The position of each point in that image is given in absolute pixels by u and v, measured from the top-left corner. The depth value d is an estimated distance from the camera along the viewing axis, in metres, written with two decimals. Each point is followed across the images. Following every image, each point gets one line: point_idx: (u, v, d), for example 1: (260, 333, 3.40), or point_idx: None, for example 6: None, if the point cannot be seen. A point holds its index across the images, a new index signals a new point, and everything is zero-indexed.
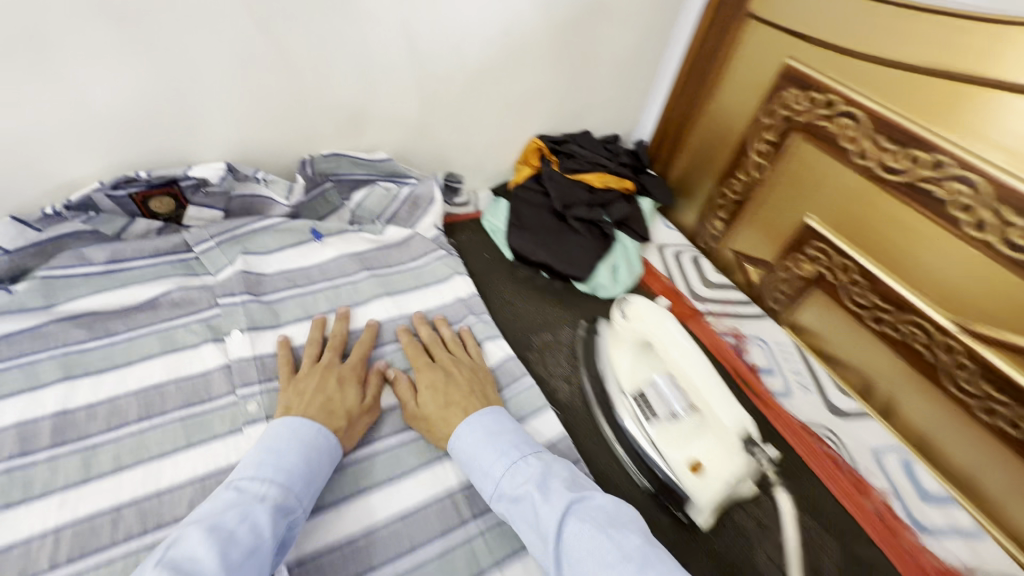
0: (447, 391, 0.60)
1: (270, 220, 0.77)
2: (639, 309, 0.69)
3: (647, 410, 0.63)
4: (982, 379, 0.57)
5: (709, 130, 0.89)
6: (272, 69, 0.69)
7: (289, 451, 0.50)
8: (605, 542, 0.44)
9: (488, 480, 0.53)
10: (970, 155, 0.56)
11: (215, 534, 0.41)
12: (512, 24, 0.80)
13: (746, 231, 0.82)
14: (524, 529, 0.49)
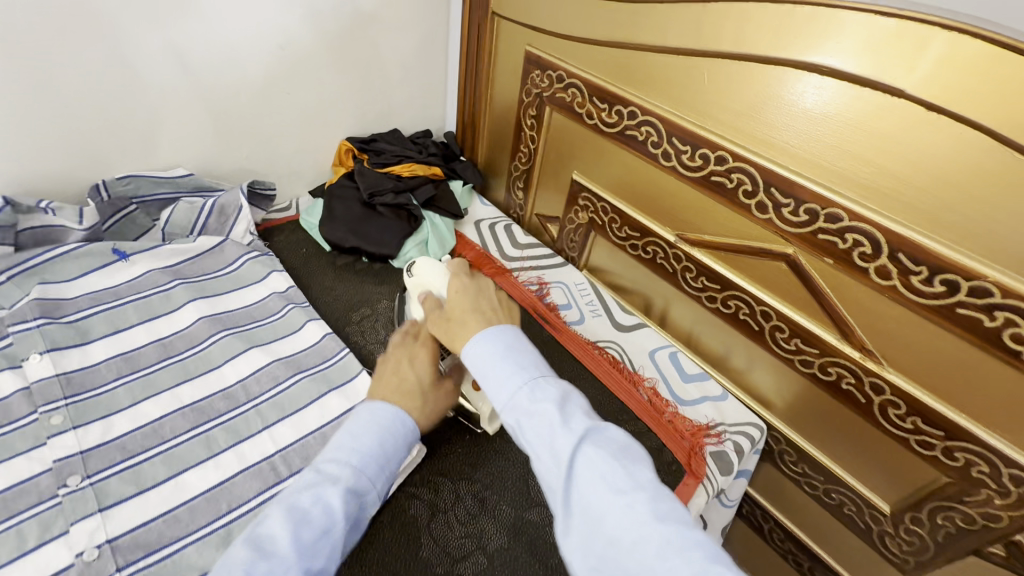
0: (474, 300, 0.57)
1: (66, 247, 0.73)
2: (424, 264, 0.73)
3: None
4: (701, 275, 0.78)
5: (493, 114, 1.03)
6: (34, 100, 0.68)
7: (366, 434, 0.49)
8: (616, 468, 0.41)
9: (502, 392, 0.47)
10: (650, 105, 0.74)
11: (292, 513, 0.42)
12: (284, 38, 0.83)
13: (540, 197, 1.01)
14: (538, 448, 0.43)
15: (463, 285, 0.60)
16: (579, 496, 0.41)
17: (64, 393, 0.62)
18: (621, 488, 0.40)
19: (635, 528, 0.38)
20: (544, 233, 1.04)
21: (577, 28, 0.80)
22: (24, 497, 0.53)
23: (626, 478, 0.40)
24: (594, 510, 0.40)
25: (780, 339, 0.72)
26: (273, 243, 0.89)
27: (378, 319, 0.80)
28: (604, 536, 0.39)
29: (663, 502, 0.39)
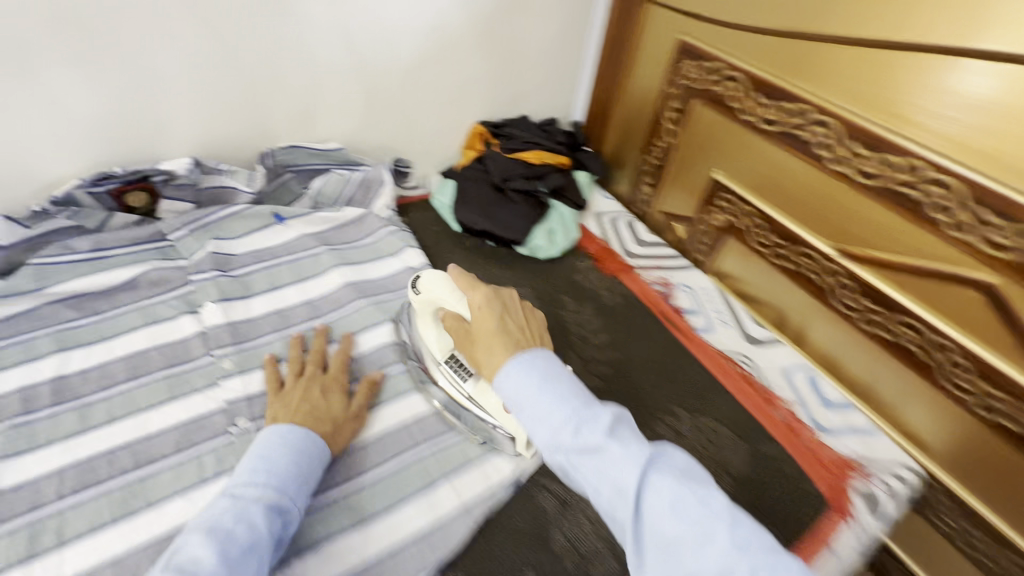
0: (498, 321, 0.53)
1: (235, 207, 0.79)
2: (428, 279, 0.64)
3: (463, 372, 0.64)
4: (860, 294, 0.70)
5: (628, 105, 0.99)
6: (223, 72, 0.73)
7: (278, 454, 0.52)
8: (688, 497, 0.39)
9: (544, 427, 0.45)
10: (828, 104, 0.67)
11: (213, 534, 0.44)
12: (439, 21, 0.83)
13: (668, 195, 0.96)
14: (595, 483, 0.42)
15: (480, 301, 0.56)
16: (651, 534, 0.40)
17: (232, 340, 0.67)
18: (694, 517, 0.38)
19: (716, 564, 0.36)
20: (667, 232, 0.98)
21: (748, 18, 0.75)
22: (201, 432, 0.59)
23: (699, 505, 0.39)
24: (669, 546, 0.38)
25: (954, 376, 0.64)
26: (407, 219, 0.92)
27: None
28: (683, 570, 0.37)
29: (742, 530, 0.38)
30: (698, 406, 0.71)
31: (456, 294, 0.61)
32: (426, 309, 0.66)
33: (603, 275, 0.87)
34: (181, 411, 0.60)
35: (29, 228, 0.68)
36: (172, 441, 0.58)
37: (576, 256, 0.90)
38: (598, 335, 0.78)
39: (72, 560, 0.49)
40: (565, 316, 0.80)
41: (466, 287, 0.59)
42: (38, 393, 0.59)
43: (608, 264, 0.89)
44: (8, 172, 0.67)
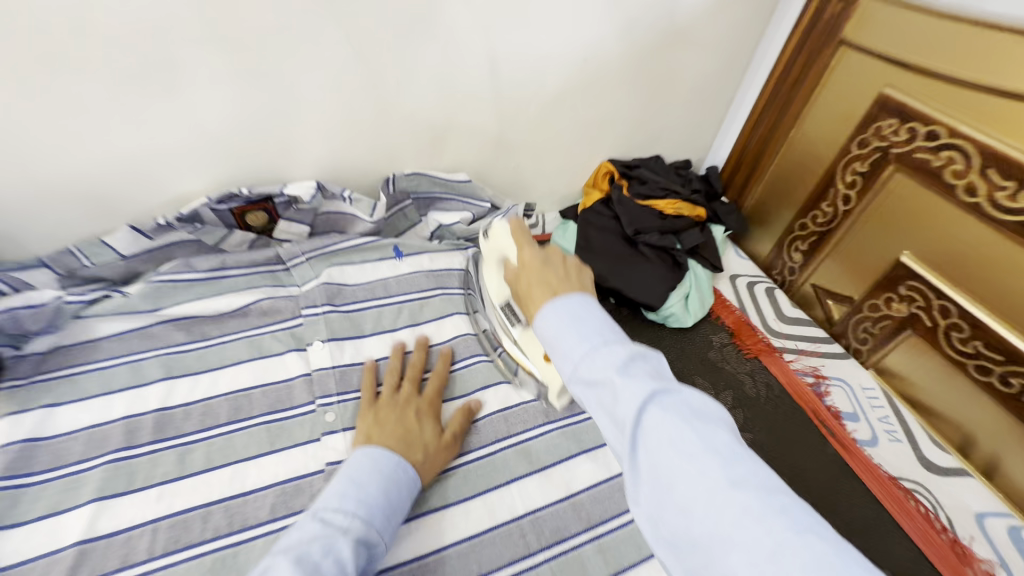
0: (542, 269, 0.47)
1: (354, 238, 0.75)
2: (500, 229, 0.71)
3: (513, 320, 0.69)
4: None
5: (790, 158, 0.85)
6: (363, 94, 0.66)
7: (370, 482, 0.46)
8: (691, 438, 0.32)
9: (564, 362, 0.39)
10: None
11: (302, 565, 0.37)
12: (592, 51, 0.74)
13: (826, 267, 0.81)
14: (597, 415, 0.36)
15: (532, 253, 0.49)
16: (647, 465, 0.33)
17: (337, 389, 0.61)
18: (692, 455, 0.31)
19: (711, 511, 0.29)
20: (816, 308, 0.84)
21: (985, 73, 0.58)
22: (299, 497, 0.53)
23: (700, 446, 0.31)
24: (661, 484, 0.32)
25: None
26: None
27: None
28: (674, 503, 0.31)
29: (739, 465, 0.31)
30: (860, 542, 0.59)
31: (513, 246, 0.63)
32: (493, 254, 0.71)
33: (743, 356, 0.75)
34: (280, 467, 0.55)
35: (150, 240, 0.65)
36: (268, 504, 0.53)
37: (711, 327, 0.78)
38: (740, 435, 0.66)
39: None
40: None
41: (520, 243, 0.51)
42: (139, 424, 0.56)
43: (749, 342, 0.76)
44: (140, 182, 0.64)
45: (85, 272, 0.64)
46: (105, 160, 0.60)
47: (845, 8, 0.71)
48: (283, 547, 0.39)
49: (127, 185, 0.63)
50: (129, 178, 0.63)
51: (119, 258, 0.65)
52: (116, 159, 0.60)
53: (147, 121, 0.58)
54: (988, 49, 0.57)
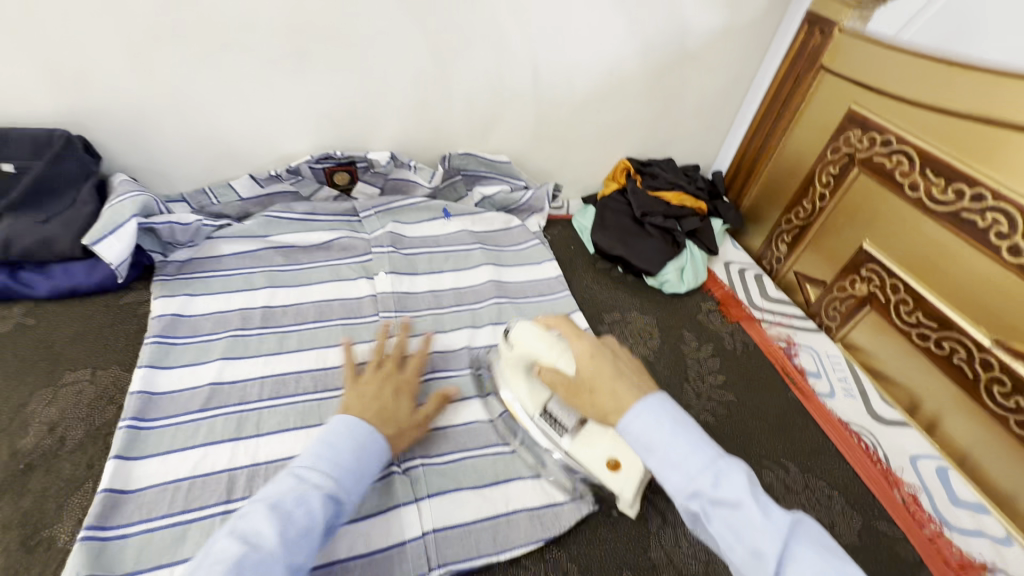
0: (613, 362, 0.55)
1: (414, 199, 0.94)
2: (523, 332, 0.64)
3: (558, 428, 0.63)
4: (1016, 394, 0.65)
5: (779, 164, 1.00)
6: (434, 87, 0.86)
7: (346, 448, 0.52)
8: (829, 571, 0.39)
9: (677, 474, 0.46)
10: (1006, 191, 0.64)
11: (276, 511, 0.45)
12: (617, 65, 0.92)
13: (805, 256, 0.95)
14: (728, 537, 0.43)
15: (589, 347, 0.57)
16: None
17: (395, 307, 0.79)
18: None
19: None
20: (797, 292, 0.98)
21: (923, 94, 0.73)
22: None
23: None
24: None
25: (998, 394, 0.67)
26: (548, 234, 1.00)
27: (627, 328, 0.84)
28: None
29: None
30: (810, 463, 0.70)
31: (557, 348, 0.61)
32: (519, 365, 0.65)
33: (725, 320, 0.88)
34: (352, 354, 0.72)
35: (262, 185, 0.85)
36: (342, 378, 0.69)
37: (701, 297, 0.92)
38: (715, 375, 0.79)
39: (266, 449, 0.60)
40: (683, 350, 0.82)
41: (568, 334, 0.60)
42: (251, 314, 0.74)
43: (732, 310, 0.90)
44: (262, 141, 0.84)
45: (212, 209, 0.84)
46: (242, 122, 0.80)
47: (824, 41, 0.87)
48: (262, 496, 0.47)
49: (252, 142, 0.83)
50: (255, 137, 0.83)
51: (238, 198, 0.85)
52: (249, 121, 0.81)
53: (276, 93, 0.79)
54: (925, 75, 0.73)
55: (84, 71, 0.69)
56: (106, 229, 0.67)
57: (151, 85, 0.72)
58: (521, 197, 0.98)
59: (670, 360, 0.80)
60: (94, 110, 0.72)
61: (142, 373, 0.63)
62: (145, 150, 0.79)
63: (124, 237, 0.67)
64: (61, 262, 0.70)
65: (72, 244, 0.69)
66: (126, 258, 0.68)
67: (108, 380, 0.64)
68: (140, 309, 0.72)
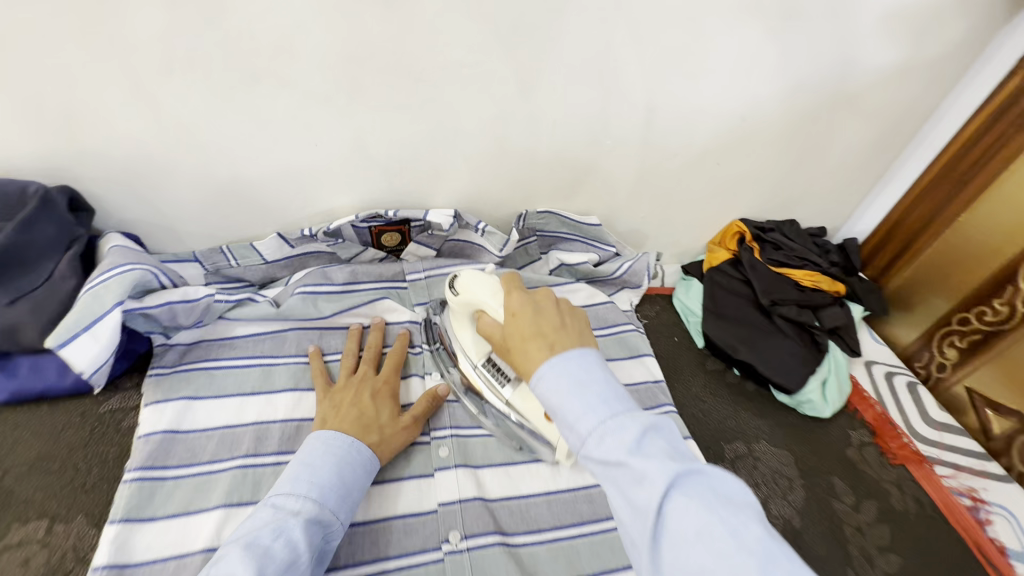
0: (535, 318, 0.45)
1: (478, 266, 0.73)
2: (468, 280, 0.56)
3: (501, 377, 0.58)
4: None
5: (956, 244, 0.77)
6: (518, 131, 0.66)
7: (323, 466, 0.48)
8: (715, 523, 0.32)
9: (571, 431, 0.38)
10: None
11: (251, 551, 0.39)
12: (752, 109, 0.70)
13: (991, 371, 0.72)
14: (617, 500, 0.35)
15: (520, 301, 0.47)
16: (673, 553, 0.32)
17: (450, 423, 0.61)
18: (723, 551, 0.31)
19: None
20: (970, 414, 0.74)
21: None
22: (412, 538, 0.52)
23: (729, 538, 0.31)
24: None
25: None
26: (642, 315, 0.79)
27: (759, 469, 0.63)
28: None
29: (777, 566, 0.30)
30: None
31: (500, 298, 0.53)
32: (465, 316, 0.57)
33: (887, 461, 0.66)
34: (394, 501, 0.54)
35: (292, 248, 0.67)
36: (383, 540, 0.51)
37: (848, 421, 0.70)
38: (888, 557, 0.57)
39: None
40: (837, 509, 0.60)
41: (505, 290, 0.50)
42: (265, 432, 0.56)
43: (893, 445, 0.67)
44: (297, 195, 0.66)
45: (230, 271, 0.66)
46: (273, 170, 0.63)
47: None
48: (237, 533, 0.42)
49: (284, 196, 0.66)
50: (288, 189, 0.65)
51: (261, 262, 0.67)
52: (282, 170, 0.63)
53: (319, 137, 0.61)
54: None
55: (71, 107, 0.51)
56: (79, 322, 0.50)
57: (160, 126, 0.55)
58: (614, 267, 0.77)
59: (822, 526, 0.59)
60: (85, 154, 0.55)
61: (114, 536, 0.46)
62: (151, 202, 0.62)
63: (101, 334, 0.51)
64: (27, 356, 0.53)
65: (42, 334, 0.52)
66: (104, 361, 0.52)
67: (67, 541, 0.46)
68: (125, 421, 0.55)
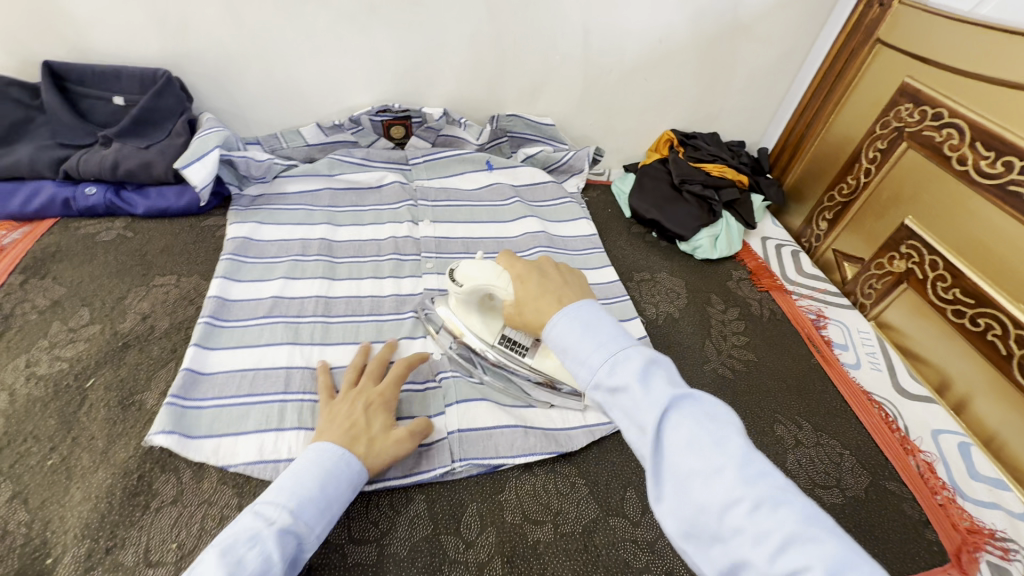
0: (540, 281, 0.54)
1: (461, 152, 0.99)
2: (466, 268, 0.63)
3: (517, 348, 0.66)
4: None
5: (826, 142, 0.99)
6: (488, 46, 0.90)
7: (308, 478, 0.48)
8: (703, 434, 0.37)
9: (584, 369, 0.44)
10: None
11: (226, 557, 0.40)
12: (666, 34, 0.94)
13: (845, 234, 0.95)
14: (623, 421, 0.41)
15: (525, 269, 0.56)
16: (669, 464, 0.38)
17: (436, 249, 0.84)
18: (708, 454, 0.36)
19: (724, 495, 0.34)
20: (834, 271, 0.97)
21: (975, 64, 0.72)
22: (407, 304, 0.76)
23: (712, 445, 0.37)
24: (682, 480, 0.37)
25: None
26: (588, 198, 1.04)
27: (657, 287, 0.87)
28: (692, 502, 0.36)
29: (752, 468, 0.36)
30: (823, 422, 0.71)
31: (505, 278, 0.58)
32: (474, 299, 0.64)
33: (756, 289, 0.90)
34: (393, 285, 0.78)
35: (324, 134, 0.92)
36: (390, 303, 0.75)
37: (733, 266, 0.94)
38: (737, 336, 0.81)
39: (317, 354, 0.67)
40: (710, 311, 0.85)
41: (507, 264, 0.59)
42: (310, 243, 0.81)
43: (763, 279, 0.92)
44: (331, 92, 0.92)
45: (281, 151, 0.92)
46: (314, 71, 0.89)
47: (882, 13, 0.86)
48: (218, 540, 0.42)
49: (322, 94, 0.92)
50: (325, 87, 0.91)
51: (304, 144, 0.93)
52: (321, 73, 0.89)
53: (346, 46, 0.86)
54: (980, 43, 0.72)
55: (185, 18, 0.78)
56: (193, 155, 0.77)
57: (240, 36, 0.82)
58: (564, 156, 1.01)
59: (695, 316, 0.83)
60: (189, 54, 0.82)
61: (220, 281, 0.72)
62: (229, 93, 0.88)
63: (206, 163, 0.77)
64: (155, 185, 0.81)
65: (166, 168, 0.79)
66: (209, 182, 0.78)
67: (190, 286, 0.73)
68: (218, 232, 0.82)
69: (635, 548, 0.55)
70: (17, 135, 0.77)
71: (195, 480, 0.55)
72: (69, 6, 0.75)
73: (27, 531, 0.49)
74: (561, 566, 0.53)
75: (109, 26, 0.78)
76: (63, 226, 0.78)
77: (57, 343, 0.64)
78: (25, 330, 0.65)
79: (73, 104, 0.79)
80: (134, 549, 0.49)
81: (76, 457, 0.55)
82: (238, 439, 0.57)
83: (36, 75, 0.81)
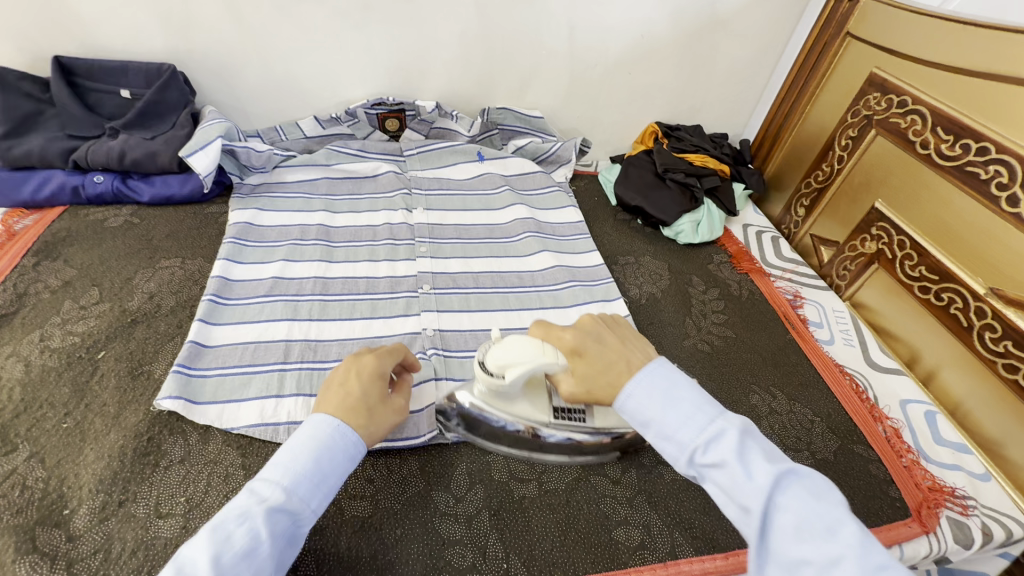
0: (602, 348, 0.51)
1: (453, 143, 1.03)
2: (500, 352, 0.55)
3: (574, 414, 0.60)
4: (995, 331, 0.68)
5: (803, 132, 1.04)
6: (478, 41, 0.95)
7: (302, 452, 0.45)
8: (812, 517, 0.37)
9: (671, 444, 0.44)
10: (1004, 138, 0.67)
11: (214, 534, 0.39)
12: (648, 29, 0.98)
13: (821, 219, 0.99)
14: (722, 498, 0.41)
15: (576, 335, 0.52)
16: (776, 548, 0.38)
17: (429, 235, 0.88)
18: (820, 542, 0.36)
19: None
20: (812, 255, 1.01)
21: (934, 53, 0.77)
22: (402, 284, 0.80)
23: (825, 532, 0.36)
24: (793, 566, 0.36)
25: (988, 339, 0.69)
26: (576, 188, 1.09)
27: (640, 269, 0.92)
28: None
29: (873, 553, 0.34)
30: (797, 393, 0.75)
31: (549, 350, 0.53)
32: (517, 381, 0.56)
33: (735, 272, 0.95)
34: (388, 268, 0.82)
35: (320, 126, 0.95)
36: (386, 284, 0.79)
37: (714, 250, 0.98)
38: (717, 314, 0.85)
39: (315, 330, 0.70)
40: (691, 291, 0.89)
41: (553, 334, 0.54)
42: (308, 228, 0.85)
43: (743, 263, 0.96)
44: (328, 85, 0.96)
45: (281, 143, 0.96)
46: (311, 66, 0.93)
47: (852, 7, 0.91)
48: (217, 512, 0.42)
49: (319, 87, 0.96)
50: (322, 80, 0.95)
51: (302, 136, 0.97)
52: (318, 67, 0.93)
53: (342, 41, 0.90)
54: (939, 33, 0.76)
55: (188, 15, 0.82)
56: (198, 144, 0.81)
57: (240, 31, 0.86)
58: (552, 146, 1.05)
59: (676, 296, 0.87)
60: (192, 49, 0.86)
61: (222, 263, 0.76)
62: (231, 86, 0.93)
63: (209, 151, 0.81)
64: (160, 174, 0.85)
65: (170, 157, 0.83)
66: (212, 170, 0.82)
67: (194, 268, 0.77)
68: (220, 219, 0.86)
69: (614, 503, 0.59)
70: (28, 126, 0.81)
71: (201, 442, 0.58)
72: (77, 3, 0.79)
73: (44, 486, 0.53)
74: (545, 520, 0.57)
75: (116, 23, 0.82)
76: (72, 213, 0.82)
77: (70, 319, 0.68)
78: (39, 307, 0.68)
79: (81, 97, 0.83)
80: (145, 503, 0.53)
81: (88, 422, 0.58)
82: (240, 405, 0.61)
83: (45, 69, 0.85)
